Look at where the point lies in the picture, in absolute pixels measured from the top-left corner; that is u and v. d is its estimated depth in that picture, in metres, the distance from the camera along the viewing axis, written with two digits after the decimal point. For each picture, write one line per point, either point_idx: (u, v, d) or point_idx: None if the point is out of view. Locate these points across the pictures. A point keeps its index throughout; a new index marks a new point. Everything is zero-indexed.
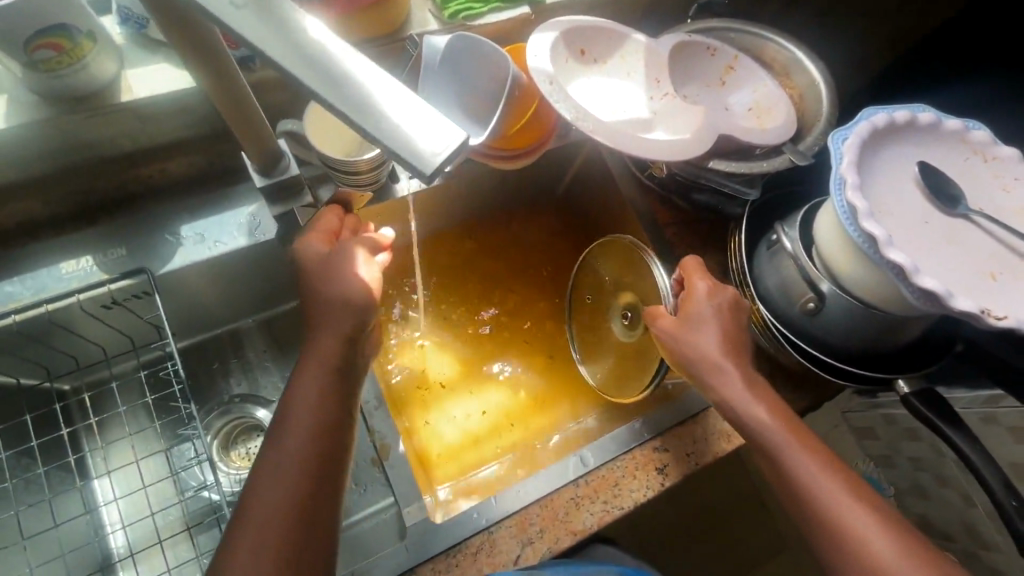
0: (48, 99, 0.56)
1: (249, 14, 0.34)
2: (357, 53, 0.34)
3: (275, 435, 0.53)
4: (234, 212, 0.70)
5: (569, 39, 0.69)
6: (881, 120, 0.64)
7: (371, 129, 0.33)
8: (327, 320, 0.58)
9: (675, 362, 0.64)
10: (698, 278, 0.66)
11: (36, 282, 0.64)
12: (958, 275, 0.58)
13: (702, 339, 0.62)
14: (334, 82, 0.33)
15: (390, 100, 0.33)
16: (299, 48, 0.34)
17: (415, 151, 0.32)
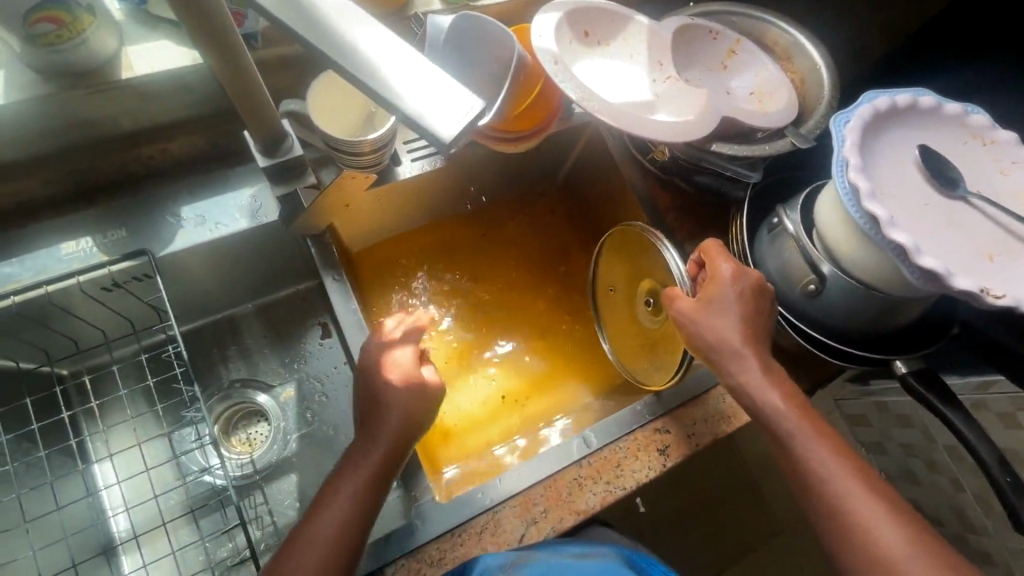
0: (48, 76, 0.55)
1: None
2: (368, 27, 0.36)
3: (327, 494, 0.59)
4: (235, 193, 0.70)
5: (573, 20, 0.69)
6: (882, 103, 0.64)
7: (393, 102, 0.34)
8: (391, 408, 0.63)
9: (692, 346, 0.64)
10: (722, 260, 0.65)
11: (35, 263, 0.63)
12: (957, 256, 0.59)
13: (722, 323, 0.62)
14: (357, 59, 0.35)
15: (402, 73, 0.34)
16: (321, 25, 0.35)
17: (437, 121, 0.33)
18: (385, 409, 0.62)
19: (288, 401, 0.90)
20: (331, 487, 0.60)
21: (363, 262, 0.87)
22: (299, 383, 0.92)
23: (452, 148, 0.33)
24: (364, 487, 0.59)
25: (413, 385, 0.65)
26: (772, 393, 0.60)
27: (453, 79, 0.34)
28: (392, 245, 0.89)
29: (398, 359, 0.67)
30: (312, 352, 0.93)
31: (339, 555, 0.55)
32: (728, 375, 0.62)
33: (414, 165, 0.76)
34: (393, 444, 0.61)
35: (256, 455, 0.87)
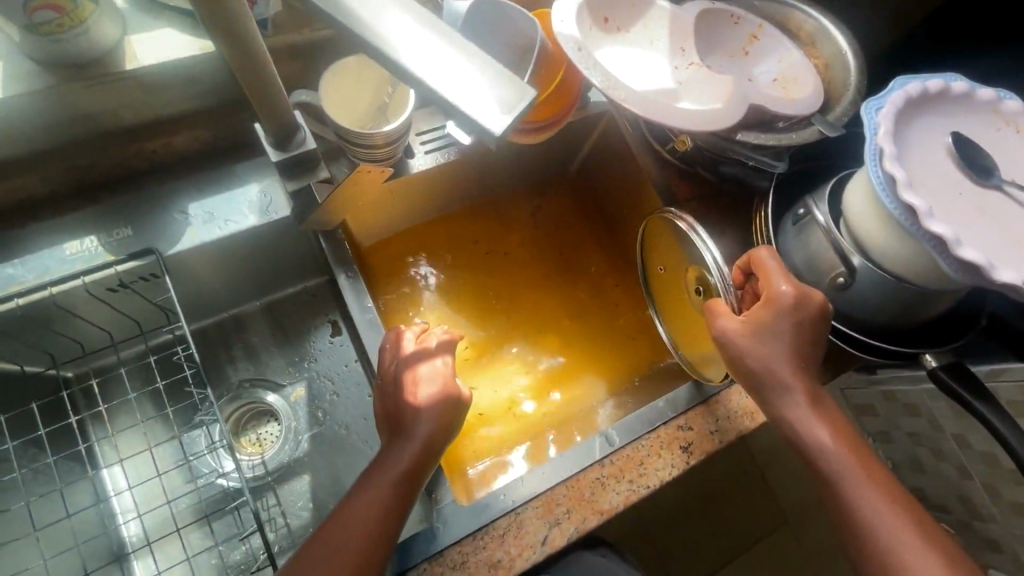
0: (48, 67, 0.52)
1: None
2: (395, 18, 0.34)
3: (356, 491, 0.60)
4: (242, 189, 0.67)
5: (593, 6, 0.67)
6: (914, 89, 0.62)
7: (433, 90, 0.32)
8: (422, 412, 0.63)
9: (736, 369, 0.63)
10: (780, 282, 0.62)
11: (38, 264, 0.60)
12: (996, 246, 0.57)
13: (772, 354, 0.61)
14: (391, 50, 0.33)
15: (440, 63, 0.32)
16: (351, 20, 0.33)
17: (486, 113, 0.31)
18: (421, 411, 0.63)
19: (298, 401, 0.88)
20: (361, 486, 0.60)
21: (374, 257, 0.85)
22: (309, 382, 0.90)
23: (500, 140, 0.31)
24: (392, 490, 0.59)
25: (448, 397, 0.65)
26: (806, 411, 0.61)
27: (501, 68, 0.33)
28: (404, 239, 0.87)
29: (436, 368, 0.67)
30: (323, 351, 0.91)
31: (370, 553, 0.56)
32: (769, 403, 0.63)
33: (426, 158, 0.73)
34: (427, 447, 0.62)
35: (267, 456, 0.85)
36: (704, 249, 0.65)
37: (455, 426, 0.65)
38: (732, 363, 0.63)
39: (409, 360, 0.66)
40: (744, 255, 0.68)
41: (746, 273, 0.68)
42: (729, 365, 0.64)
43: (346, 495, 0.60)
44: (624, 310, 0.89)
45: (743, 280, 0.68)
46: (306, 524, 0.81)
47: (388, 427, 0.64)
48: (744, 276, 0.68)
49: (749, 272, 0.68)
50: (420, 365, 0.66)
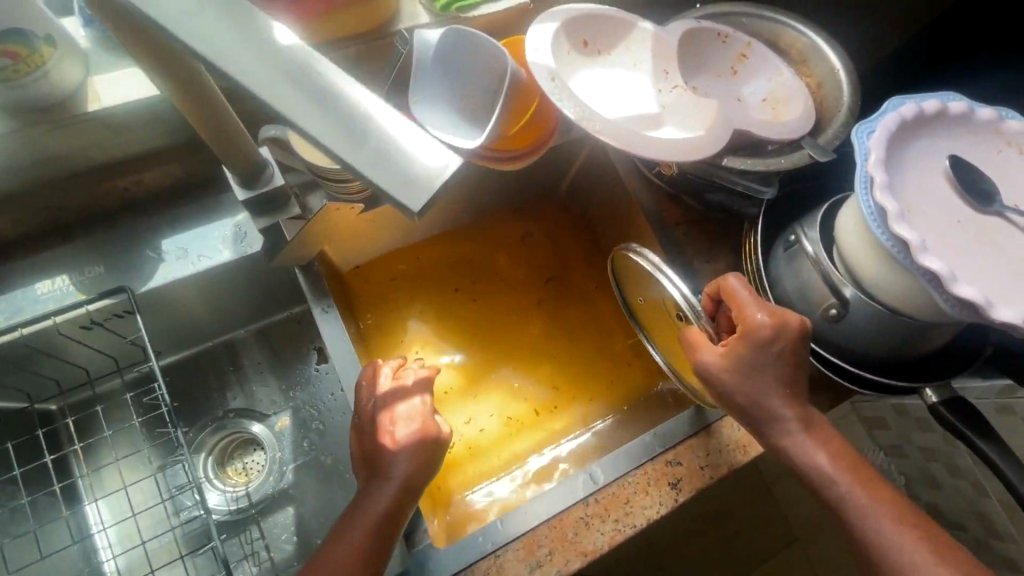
0: (8, 111, 0.52)
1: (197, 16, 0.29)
2: (306, 58, 0.29)
3: (342, 528, 0.58)
4: (217, 224, 0.67)
5: (571, 29, 0.64)
6: (909, 111, 0.59)
7: (343, 156, 0.28)
8: (400, 453, 0.61)
9: (725, 402, 0.61)
10: (753, 310, 0.59)
11: (10, 305, 0.60)
12: (998, 280, 0.53)
13: (758, 385, 0.59)
14: (297, 101, 0.28)
15: (353, 121, 0.28)
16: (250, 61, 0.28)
17: (403, 189, 0.28)
18: (396, 453, 0.61)
19: (283, 431, 0.86)
20: (345, 523, 0.58)
21: (358, 283, 0.83)
22: (296, 411, 0.87)
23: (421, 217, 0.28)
24: (371, 532, 0.57)
25: (426, 436, 0.63)
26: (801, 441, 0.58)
27: (422, 131, 0.29)
28: (389, 265, 0.85)
29: (414, 406, 0.65)
30: (310, 378, 0.89)
31: None
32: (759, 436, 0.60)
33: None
34: (404, 488, 0.60)
35: (252, 487, 0.83)
36: (670, 285, 0.61)
37: (435, 463, 0.64)
38: (720, 397, 0.61)
39: (386, 398, 0.65)
40: (712, 283, 0.65)
41: (715, 300, 0.66)
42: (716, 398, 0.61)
43: (329, 535, 0.58)
44: (614, 333, 0.87)
45: (714, 308, 0.66)
46: (289, 558, 0.80)
47: (367, 466, 0.62)
48: (714, 303, 0.66)
49: (717, 298, 0.66)
50: (397, 405, 0.65)
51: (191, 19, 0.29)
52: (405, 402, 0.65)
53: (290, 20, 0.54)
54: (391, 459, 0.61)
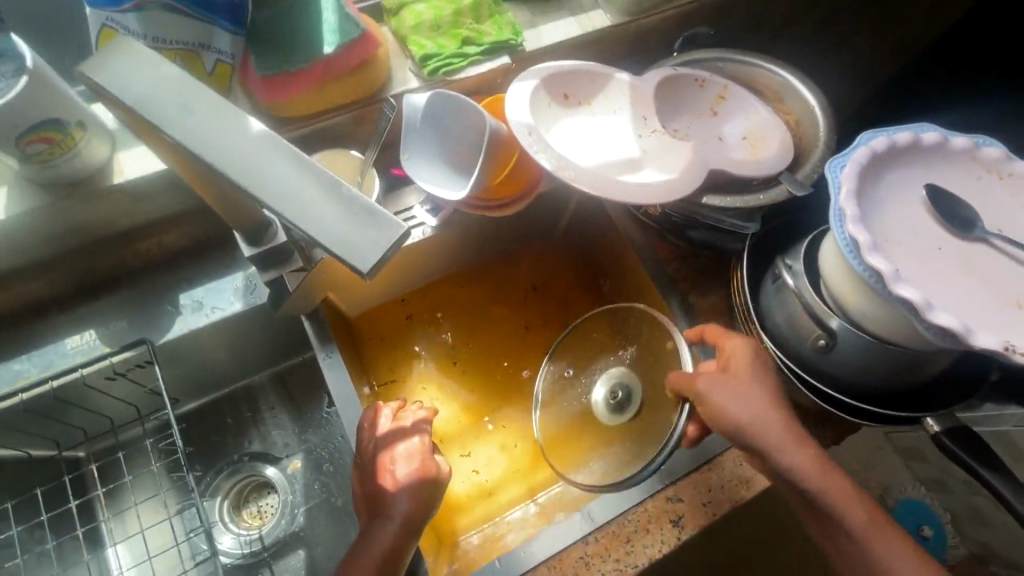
0: (46, 189, 0.59)
1: (179, 110, 0.33)
2: (272, 145, 0.33)
3: (345, 568, 0.59)
4: (230, 278, 0.73)
5: (551, 85, 0.69)
6: (881, 144, 0.60)
7: (306, 225, 0.31)
8: (400, 491, 0.63)
9: (726, 426, 0.61)
10: (732, 339, 0.66)
11: (43, 359, 0.67)
12: (982, 306, 0.53)
13: (761, 407, 0.61)
14: (264, 182, 0.32)
15: (314, 197, 0.32)
16: (220, 150, 0.32)
17: (356, 253, 0.31)
18: (397, 492, 0.63)
19: (296, 473, 0.88)
20: (346, 566, 0.59)
21: (364, 327, 0.87)
22: (307, 454, 0.89)
23: (372, 276, 0.31)
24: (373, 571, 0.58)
25: (427, 474, 0.65)
26: (804, 459, 0.59)
27: (375, 202, 0.32)
28: (394, 309, 0.89)
29: (411, 448, 0.67)
30: (322, 420, 0.91)
31: None
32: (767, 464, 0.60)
33: (430, 215, 0.70)
34: (403, 528, 0.61)
35: (265, 530, 0.84)
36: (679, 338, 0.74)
37: (436, 502, 0.65)
38: (719, 420, 0.62)
39: (385, 439, 0.67)
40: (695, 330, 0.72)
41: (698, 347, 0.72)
42: (713, 422, 0.62)
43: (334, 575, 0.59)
44: None
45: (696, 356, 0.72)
46: None
47: (368, 507, 0.64)
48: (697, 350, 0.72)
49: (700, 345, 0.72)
50: (397, 446, 0.67)
51: (173, 114, 0.33)
52: (402, 440, 0.67)
53: (289, 95, 0.60)
54: (391, 498, 0.63)
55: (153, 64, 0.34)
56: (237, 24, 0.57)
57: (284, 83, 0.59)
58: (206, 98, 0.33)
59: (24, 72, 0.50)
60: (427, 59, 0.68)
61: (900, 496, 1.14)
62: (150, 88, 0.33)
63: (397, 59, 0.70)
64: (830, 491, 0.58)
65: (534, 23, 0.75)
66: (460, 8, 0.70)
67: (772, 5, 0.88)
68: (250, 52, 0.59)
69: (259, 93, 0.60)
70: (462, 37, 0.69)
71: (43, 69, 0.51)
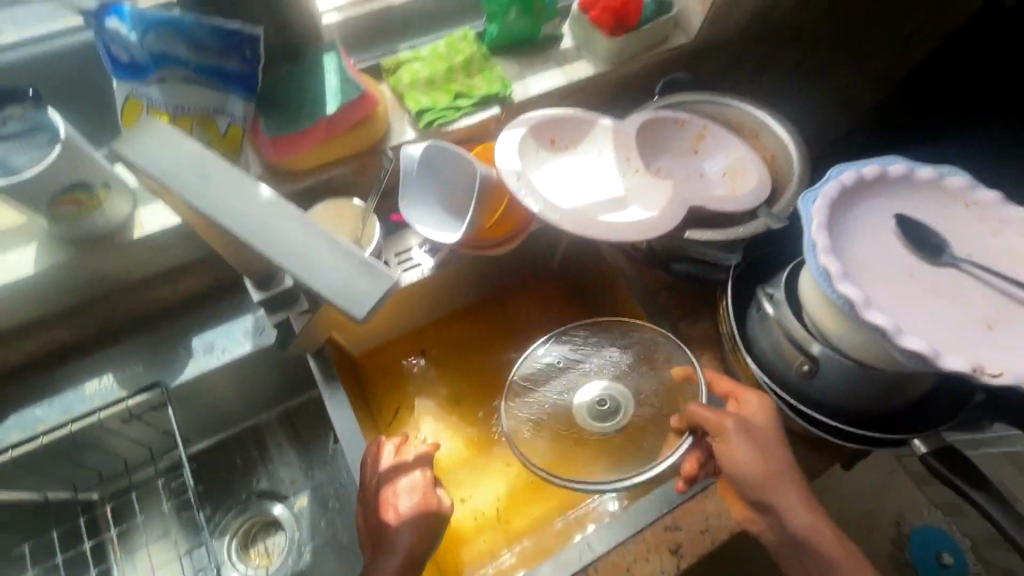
0: (74, 244, 0.64)
1: (196, 181, 0.37)
2: (280, 208, 0.37)
3: None
4: (239, 320, 0.77)
5: (538, 132, 0.74)
6: (849, 177, 0.64)
7: (308, 279, 0.35)
8: (402, 525, 0.65)
9: (735, 473, 0.63)
10: (751, 392, 0.67)
11: (63, 403, 0.70)
12: (954, 329, 0.56)
13: (775, 460, 0.62)
14: (271, 240, 0.36)
15: (316, 253, 0.36)
16: (232, 215, 0.36)
17: (352, 302, 0.34)
18: (399, 526, 0.65)
19: (303, 510, 0.89)
20: None
21: (369, 364, 0.90)
22: (314, 491, 0.90)
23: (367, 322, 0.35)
24: None
25: (428, 508, 0.67)
26: (810, 519, 0.60)
27: (371, 257, 0.36)
28: (396, 345, 0.92)
29: (413, 481, 0.69)
30: (328, 456, 0.93)
31: None
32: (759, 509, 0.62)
33: (427, 256, 0.75)
34: (405, 561, 0.63)
35: (272, 569, 0.85)
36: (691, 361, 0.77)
37: (438, 535, 0.67)
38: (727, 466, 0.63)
39: (387, 474, 0.69)
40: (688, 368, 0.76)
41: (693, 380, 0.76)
42: (726, 470, 0.63)
43: None
44: None
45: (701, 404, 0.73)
46: None
47: (372, 541, 0.66)
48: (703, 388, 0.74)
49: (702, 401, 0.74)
50: (398, 480, 0.69)
51: (192, 182, 0.37)
52: (403, 474, 0.69)
53: (297, 151, 0.65)
54: (393, 532, 0.65)
55: (178, 142, 0.39)
56: (248, 90, 0.61)
57: (290, 142, 0.65)
58: (222, 168, 0.38)
59: (57, 141, 0.56)
60: (423, 112, 0.73)
61: (916, 522, 1.13)
62: (172, 161, 0.38)
63: (396, 114, 0.75)
64: (833, 543, 0.59)
65: (522, 75, 0.80)
66: (452, 66, 0.76)
67: (747, 50, 0.94)
68: (259, 117, 0.64)
69: (268, 150, 0.65)
70: (455, 91, 0.75)
71: (74, 138, 0.57)
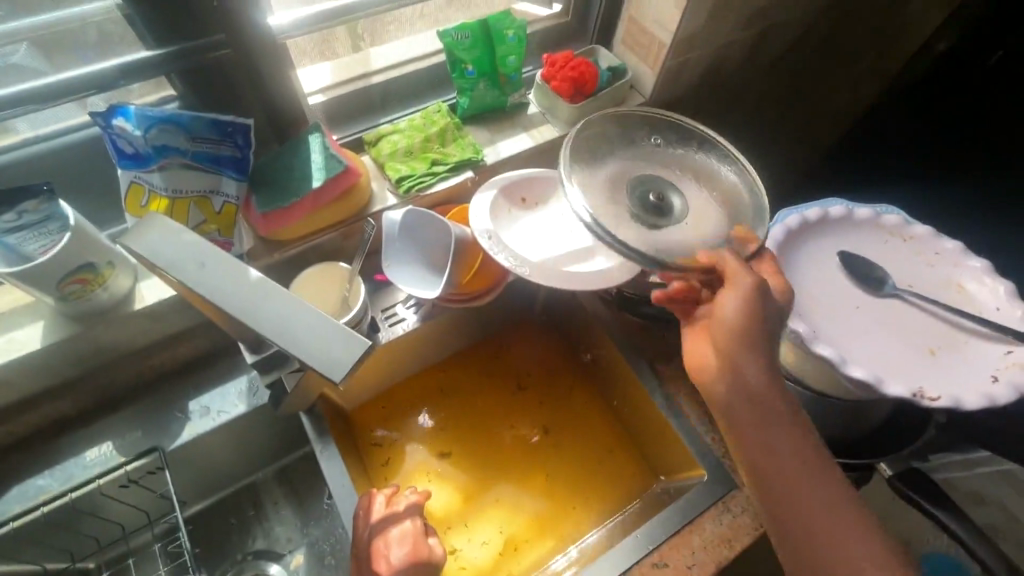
0: (78, 318, 0.69)
1: (194, 267, 0.42)
2: (267, 287, 0.42)
3: None
4: (234, 381, 0.81)
5: (508, 191, 0.81)
6: (793, 222, 0.70)
7: (294, 350, 0.39)
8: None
9: (715, 317, 0.60)
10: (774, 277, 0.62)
11: (63, 472, 0.73)
12: (899, 357, 0.60)
13: (764, 323, 0.58)
14: (260, 316, 0.40)
15: (300, 325, 0.40)
16: (225, 297, 0.41)
17: (331, 369, 0.39)
18: None
19: (298, 569, 0.89)
20: None
21: (361, 418, 0.92)
22: (309, 547, 0.91)
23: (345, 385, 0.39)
24: None
25: (420, 558, 0.69)
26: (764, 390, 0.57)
27: (349, 326, 0.41)
28: (386, 396, 0.95)
29: (404, 531, 0.71)
30: (323, 512, 0.94)
31: None
32: (720, 353, 0.59)
33: (412, 312, 0.81)
34: None
35: None
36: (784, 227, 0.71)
37: None
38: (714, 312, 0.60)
39: (378, 525, 0.71)
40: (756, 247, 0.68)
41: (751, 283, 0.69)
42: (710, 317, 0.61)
43: None
44: (595, 446, 0.91)
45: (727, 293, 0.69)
46: None
47: None
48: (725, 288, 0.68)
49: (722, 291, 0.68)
50: (389, 531, 0.71)
51: (190, 268, 0.42)
52: (394, 525, 0.71)
53: (287, 224, 0.71)
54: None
55: (177, 234, 0.44)
56: (241, 173, 0.70)
57: (280, 214, 0.70)
58: (215, 254, 0.43)
59: (67, 228, 0.61)
60: (402, 179, 0.80)
61: None
62: (172, 250, 0.43)
63: (375, 182, 0.82)
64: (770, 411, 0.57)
65: (492, 140, 0.88)
66: (428, 136, 0.83)
67: (699, 106, 1.04)
68: (252, 193, 0.71)
69: (258, 223, 0.71)
70: (431, 159, 0.82)
71: (83, 224, 0.62)
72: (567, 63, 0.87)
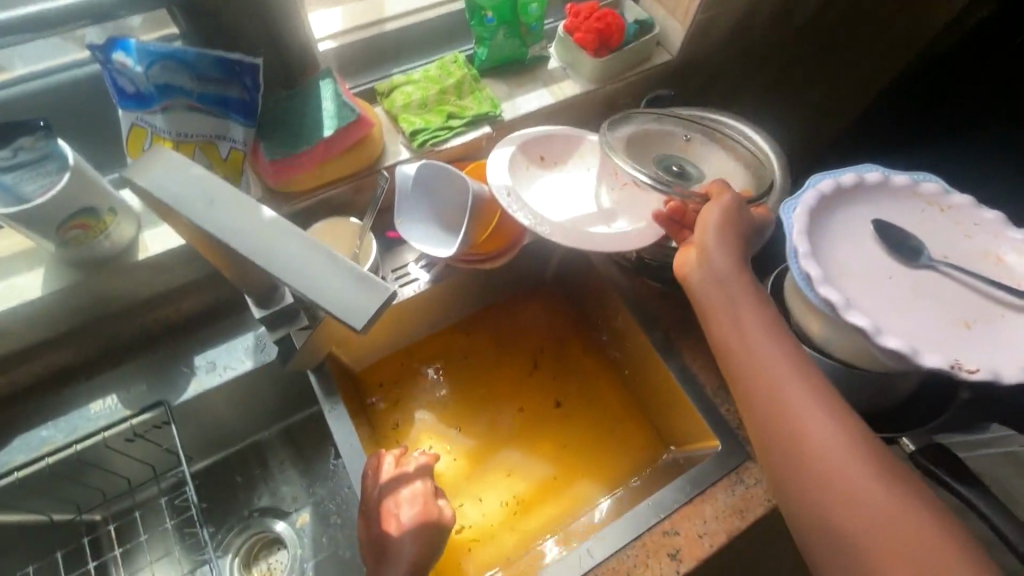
0: (80, 266, 0.66)
1: (202, 205, 0.39)
2: (282, 227, 0.39)
3: None
4: (241, 337, 0.79)
5: (527, 148, 0.77)
6: (827, 186, 0.67)
7: (311, 293, 0.37)
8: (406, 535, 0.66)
9: (697, 225, 0.61)
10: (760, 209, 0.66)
11: (68, 424, 0.71)
12: (935, 329, 0.58)
13: (740, 226, 0.60)
14: (275, 258, 0.38)
15: (316, 268, 0.38)
16: (237, 236, 0.38)
17: (351, 314, 0.36)
18: (401, 537, 0.66)
19: (304, 527, 0.89)
20: None
21: (369, 381, 0.91)
22: (315, 506, 0.91)
23: (366, 331, 0.37)
24: None
25: (430, 518, 0.68)
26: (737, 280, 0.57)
27: (368, 270, 0.38)
28: (395, 360, 0.93)
29: (415, 491, 0.70)
30: (329, 472, 0.94)
31: None
32: (698, 245, 0.60)
33: (424, 271, 0.78)
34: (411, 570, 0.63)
35: None
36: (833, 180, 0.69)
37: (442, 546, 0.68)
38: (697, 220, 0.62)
39: (388, 485, 0.70)
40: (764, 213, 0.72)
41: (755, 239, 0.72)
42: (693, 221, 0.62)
43: None
44: (605, 415, 0.90)
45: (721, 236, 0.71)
46: None
47: (374, 554, 0.66)
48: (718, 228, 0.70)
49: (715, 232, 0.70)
50: (399, 491, 0.70)
51: (198, 206, 0.39)
52: (404, 485, 0.71)
53: (296, 174, 0.68)
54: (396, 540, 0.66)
55: (184, 170, 0.41)
56: (248, 117, 0.66)
57: (290, 163, 0.67)
58: (226, 192, 0.40)
59: (66, 169, 0.58)
60: (416, 132, 0.76)
61: None
62: (179, 187, 0.40)
63: (388, 135, 0.78)
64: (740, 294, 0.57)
65: (511, 95, 0.84)
66: (444, 88, 0.79)
67: (726, 68, 0.99)
68: (260, 141, 0.68)
69: (267, 173, 0.68)
70: (447, 112, 0.78)
71: (83, 165, 0.59)
72: (592, 14, 0.82)
